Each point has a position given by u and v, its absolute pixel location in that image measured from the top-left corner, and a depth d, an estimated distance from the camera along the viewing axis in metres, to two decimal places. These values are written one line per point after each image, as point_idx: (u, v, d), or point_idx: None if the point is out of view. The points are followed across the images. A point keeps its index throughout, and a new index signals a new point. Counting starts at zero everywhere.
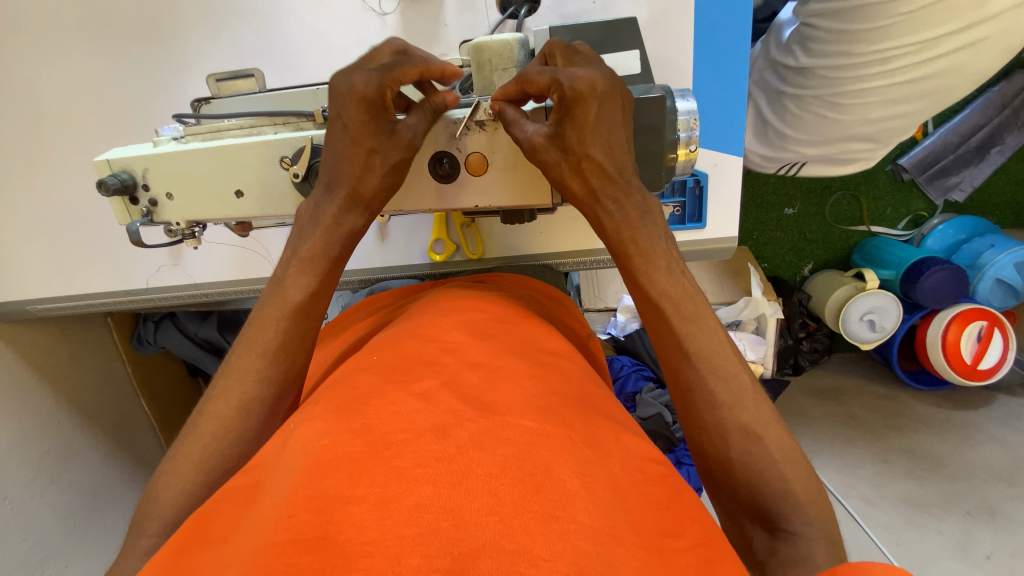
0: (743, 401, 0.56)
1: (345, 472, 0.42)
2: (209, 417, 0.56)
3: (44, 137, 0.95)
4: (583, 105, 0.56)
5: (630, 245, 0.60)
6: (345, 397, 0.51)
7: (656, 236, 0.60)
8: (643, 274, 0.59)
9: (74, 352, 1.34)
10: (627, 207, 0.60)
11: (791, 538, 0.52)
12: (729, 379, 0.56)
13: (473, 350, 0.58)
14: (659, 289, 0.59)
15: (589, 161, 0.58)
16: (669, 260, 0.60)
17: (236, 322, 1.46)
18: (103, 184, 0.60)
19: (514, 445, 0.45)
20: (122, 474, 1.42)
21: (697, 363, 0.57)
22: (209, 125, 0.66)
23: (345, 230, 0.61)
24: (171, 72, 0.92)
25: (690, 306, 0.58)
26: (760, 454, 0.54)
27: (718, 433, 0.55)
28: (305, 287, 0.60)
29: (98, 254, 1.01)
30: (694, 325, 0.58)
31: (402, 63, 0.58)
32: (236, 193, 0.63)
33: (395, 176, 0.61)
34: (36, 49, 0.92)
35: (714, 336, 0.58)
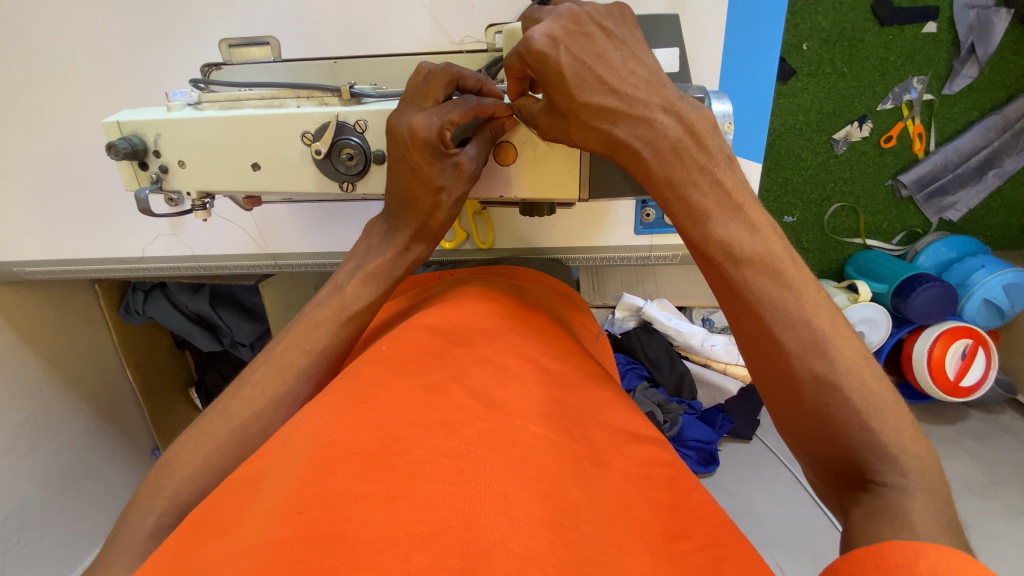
0: (824, 346, 0.48)
1: (355, 466, 0.41)
2: (244, 401, 0.56)
3: (43, 94, 0.91)
4: (546, 63, 0.49)
5: (665, 187, 0.52)
6: (351, 392, 0.50)
7: (699, 165, 0.51)
8: (686, 221, 0.52)
9: (60, 317, 1.30)
10: (658, 141, 0.51)
11: (879, 490, 0.45)
12: (798, 326, 0.48)
13: (485, 346, 0.57)
14: (714, 235, 0.50)
15: (588, 112, 0.51)
16: (729, 200, 0.50)
17: (229, 296, 1.45)
18: (113, 147, 0.58)
19: (522, 449, 0.44)
20: (103, 444, 1.39)
21: (763, 310, 0.49)
22: (227, 92, 0.63)
23: (410, 258, 0.63)
24: (181, 33, 0.88)
25: (746, 249, 0.49)
26: (835, 404, 0.47)
27: (787, 380, 0.49)
28: (364, 298, 0.61)
29: (94, 219, 0.98)
30: (755, 270, 0.49)
31: (451, 106, 0.55)
32: (253, 166, 0.61)
33: (459, 205, 0.61)
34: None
35: (785, 288, 0.49)
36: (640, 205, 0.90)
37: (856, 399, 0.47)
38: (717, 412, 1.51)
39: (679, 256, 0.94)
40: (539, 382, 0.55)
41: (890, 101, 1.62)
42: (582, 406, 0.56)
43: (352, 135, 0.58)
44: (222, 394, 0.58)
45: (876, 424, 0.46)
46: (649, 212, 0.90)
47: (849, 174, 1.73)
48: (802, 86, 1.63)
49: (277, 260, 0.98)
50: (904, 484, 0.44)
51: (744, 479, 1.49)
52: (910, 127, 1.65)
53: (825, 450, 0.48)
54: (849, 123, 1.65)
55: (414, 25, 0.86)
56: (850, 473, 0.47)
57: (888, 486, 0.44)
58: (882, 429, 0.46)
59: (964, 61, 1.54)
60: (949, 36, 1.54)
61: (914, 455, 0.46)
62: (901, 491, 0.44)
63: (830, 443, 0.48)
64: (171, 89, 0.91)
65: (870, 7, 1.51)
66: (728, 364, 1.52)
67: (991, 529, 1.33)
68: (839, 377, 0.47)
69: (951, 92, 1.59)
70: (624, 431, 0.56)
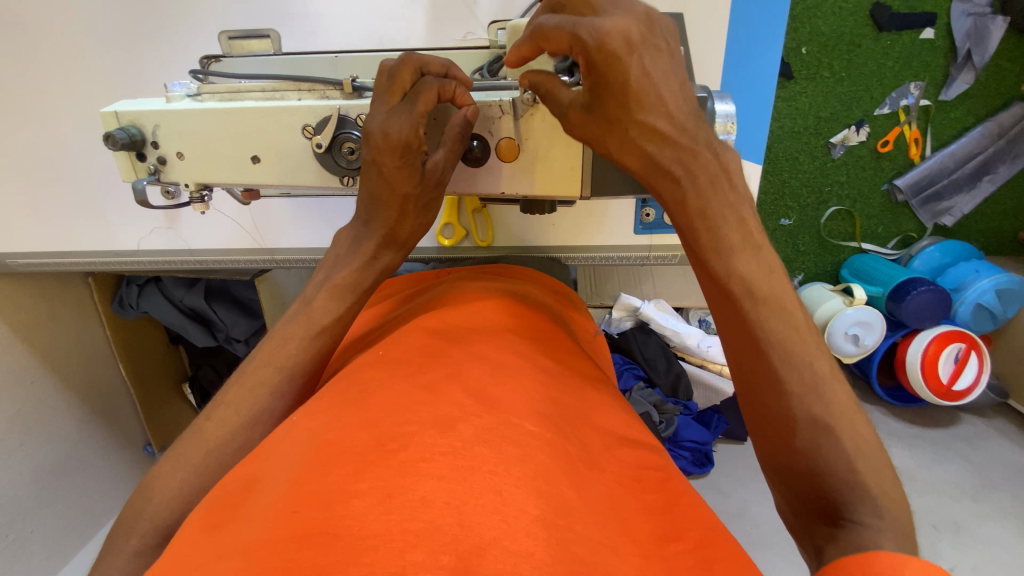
0: (822, 388, 0.48)
1: (349, 464, 0.40)
2: (217, 421, 0.55)
3: (38, 83, 0.90)
4: (616, 68, 0.48)
5: (698, 219, 0.51)
6: (348, 390, 0.50)
7: (729, 201, 0.51)
8: (712, 251, 0.51)
9: (52, 310, 1.28)
10: (696, 171, 0.51)
11: (854, 527, 0.43)
12: (801, 366, 0.48)
13: (481, 345, 0.57)
14: (735, 269, 0.50)
15: (639, 129, 0.50)
16: (750, 238, 0.51)
17: (224, 292, 1.44)
18: (111, 137, 0.57)
19: (518, 448, 0.44)
20: (94, 439, 1.38)
21: (771, 350, 0.49)
22: (227, 84, 0.62)
23: (380, 267, 0.64)
24: (180, 24, 0.87)
25: (762, 287, 0.50)
26: (826, 445, 0.46)
27: (783, 420, 0.48)
28: (333, 311, 0.60)
29: (89, 211, 0.97)
30: (769, 309, 0.49)
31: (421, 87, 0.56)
32: (252, 159, 0.60)
33: (427, 211, 0.63)
34: None
35: (792, 328, 0.49)
36: (639, 205, 0.90)
37: (845, 440, 0.46)
38: (714, 414, 1.53)
39: (677, 257, 0.94)
40: (536, 382, 0.55)
41: (887, 106, 1.63)
42: (579, 406, 0.56)
43: (354, 129, 0.58)
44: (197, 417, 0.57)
45: (861, 465, 0.45)
46: (649, 212, 0.90)
47: (845, 178, 1.74)
48: (800, 90, 1.64)
49: (272, 255, 0.98)
50: (880, 525, 0.42)
51: (738, 480, 1.49)
52: (906, 132, 1.66)
53: (803, 485, 0.47)
54: (847, 127, 1.66)
55: (415, 21, 0.86)
56: (826, 509, 0.45)
57: (863, 525, 0.42)
58: (865, 469, 0.45)
59: (961, 67, 1.56)
60: (946, 43, 1.55)
61: (894, 497, 0.45)
62: (877, 528, 0.42)
63: (808, 478, 0.46)
64: (169, 81, 0.90)
65: (869, 12, 1.52)
66: (724, 365, 1.52)
67: (982, 532, 1.33)
68: (833, 419, 0.47)
69: (948, 98, 1.60)
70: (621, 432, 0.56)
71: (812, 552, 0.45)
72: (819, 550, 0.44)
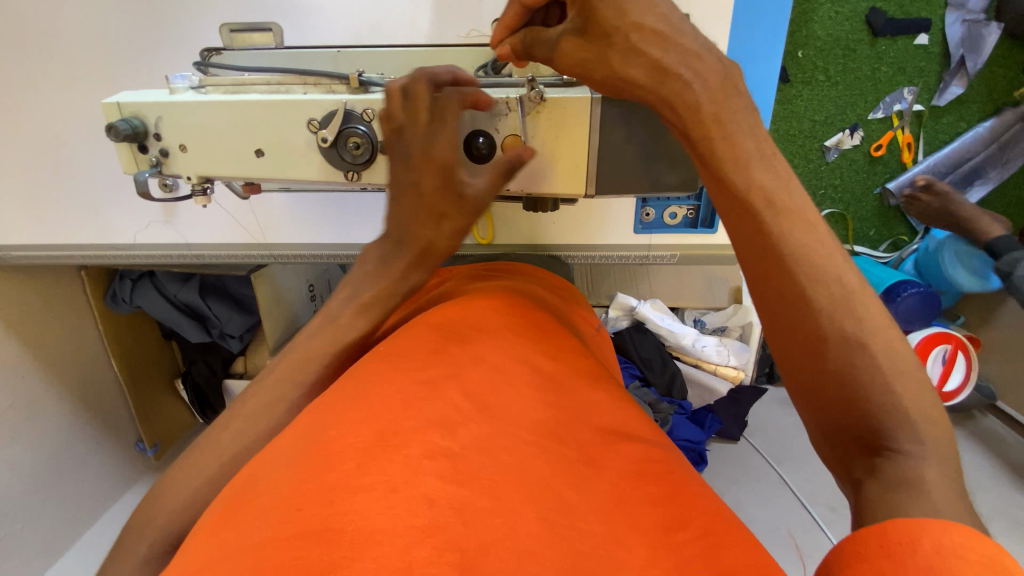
0: (854, 301, 0.44)
1: (353, 460, 0.40)
2: (205, 448, 0.53)
3: (36, 73, 0.89)
4: None
5: (712, 125, 0.48)
6: (352, 386, 0.50)
7: (740, 110, 0.48)
8: (728, 164, 0.48)
9: (44, 304, 1.27)
10: (706, 75, 0.48)
11: (893, 456, 0.40)
12: (828, 279, 0.44)
13: (483, 342, 0.57)
14: (754, 182, 0.47)
15: (639, 35, 0.49)
16: (761, 150, 0.48)
17: (219, 287, 1.43)
18: (113, 128, 0.57)
19: (512, 456, 0.44)
20: (86, 435, 1.36)
21: (795, 262, 0.45)
22: (232, 77, 0.62)
23: (410, 284, 0.60)
24: (181, 14, 0.86)
25: (783, 195, 0.47)
26: (861, 362, 0.42)
27: (814, 335, 0.44)
28: (361, 329, 0.57)
29: (84, 203, 0.95)
30: (790, 219, 0.46)
31: (421, 71, 0.57)
32: (256, 152, 0.60)
33: (473, 211, 0.59)
34: None
35: (818, 239, 0.46)
36: (639, 204, 0.90)
37: (881, 358, 0.42)
38: (706, 412, 1.51)
39: (676, 256, 0.95)
40: (539, 380, 0.55)
41: (881, 110, 1.65)
42: (581, 398, 0.56)
43: (360, 124, 0.58)
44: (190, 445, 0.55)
45: (898, 385, 0.42)
46: (648, 211, 0.91)
47: (839, 180, 1.76)
48: (796, 93, 1.65)
49: (269, 250, 0.97)
50: (919, 451, 0.40)
51: (731, 479, 1.51)
52: (900, 136, 1.67)
53: (843, 412, 0.43)
54: (841, 131, 1.68)
55: (420, 17, 0.86)
56: (862, 441, 0.42)
57: (903, 454, 0.40)
58: (904, 393, 0.42)
59: (954, 73, 1.58)
60: (940, 49, 1.57)
61: (933, 420, 0.41)
62: (917, 459, 0.39)
63: (845, 404, 0.43)
64: (168, 74, 0.89)
65: (866, 17, 1.54)
66: (718, 365, 1.54)
67: None
68: (867, 335, 0.43)
69: (940, 104, 1.62)
70: (625, 430, 0.56)
71: (851, 489, 0.43)
72: (858, 484, 0.41)
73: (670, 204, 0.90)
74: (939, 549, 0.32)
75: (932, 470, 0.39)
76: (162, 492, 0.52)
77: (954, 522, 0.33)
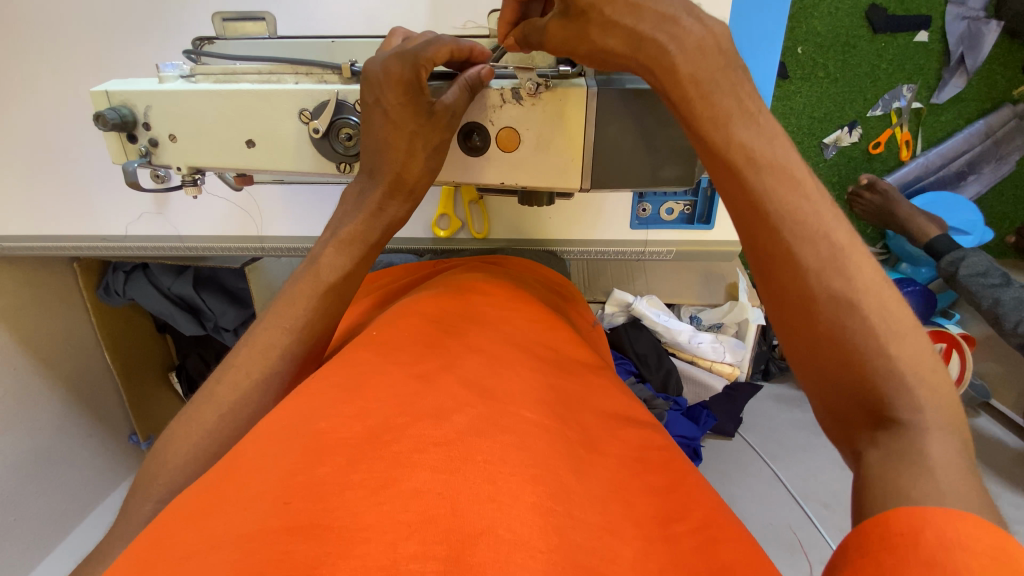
0: (844, 262, 0.43)
1: (344, 458, 0.40)
2: (183, 436, 0.52)
3: (26, 62, 0.88)
4: None
5: (689, 87, 0.49)
6: (344, 376, 0.49)
7: (722, 71, 0.49)
8: (707, 124, 0.48)
9: (36, 295, 1.25)
10: (684, 38, 0.49)
11: (894, 428, 0.40)
12: (817, 239, 0.44)
13: (477, 335, 0.57)
14: (733, 140, 0.47)
15: (612, 7, 0.49)
16: (746, 108, 0.48)
17: (213, 280, 1.42)
18: (101, 116, 0.55)
19: (514, 435, 0.43)
20: (78, 427, 1.35)
21: (781, 220, 0.45)
22: (222, 66, 0.61)
23: (387, 218, 0.60)
24: (175, 3, 0.85)
25: (766, 154, 0.47)
26: (852, 324, 0.42)
27: (804, 299, 0.44)
28: (339, 268, 0.58)
29: (76, 193, 0.94)
30: (775, 177, 0.46)
31: (432, 43, 0.53)
32: (247, 142, 0.59)
33: (436, 157, 0.58)
34: None
35: (804, 195, 0.46)
36: (636, 199, 0.90)
37: (874, 320, 0.42)
38: (702, 409, 1.51)
39: (673, 252, 0.94)
40: (534, 371, 0.54)
41: (880, 108, 1.65)
42: (574, 390, 0.56)
43: (352, 115, 0.57)
44: (166, 430, 0.54)
45: (894, 348, 0.41)
46: (645, 207, 0.90)
47: (836, 178, 1.76)
48: (796, 89, 1.64)
49: (262, 242, 0.96)
50: (921, 421, 0.39)
51: (725, 476, 1.51)
52: (898, 134, 1.67)
53: (838, 377, 0.42)
54: (840, 128, 1.68)
55: (416, 7, 0.84)
56: (860, 411, 0.42)
57: (905, 424, 0.39)
58: (901, 355, 0.41)
59: (953, 71, 1.57)
60: (940, 46, 1.57)
61: (932, 386, 0.41)
62: (918, 442, 0.39)
63: (839, 373, 0.42)
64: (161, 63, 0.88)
65: (866, 14, 1.53)
66: (714, 361, 1.53)
67: None
68: (857, 294, 0.42)
69: (939, 101, 1.62)
70: (617, 422, 0.56)
71: (850, 458, 0.43)
72: (858, 455, 0.41)
73: (666, 200, 0.90)
74: (943, 540, 0.31)
75: (934, 443, 0.38)
76: (147, 485, 0.51)
77: (960, 512, 0.33)
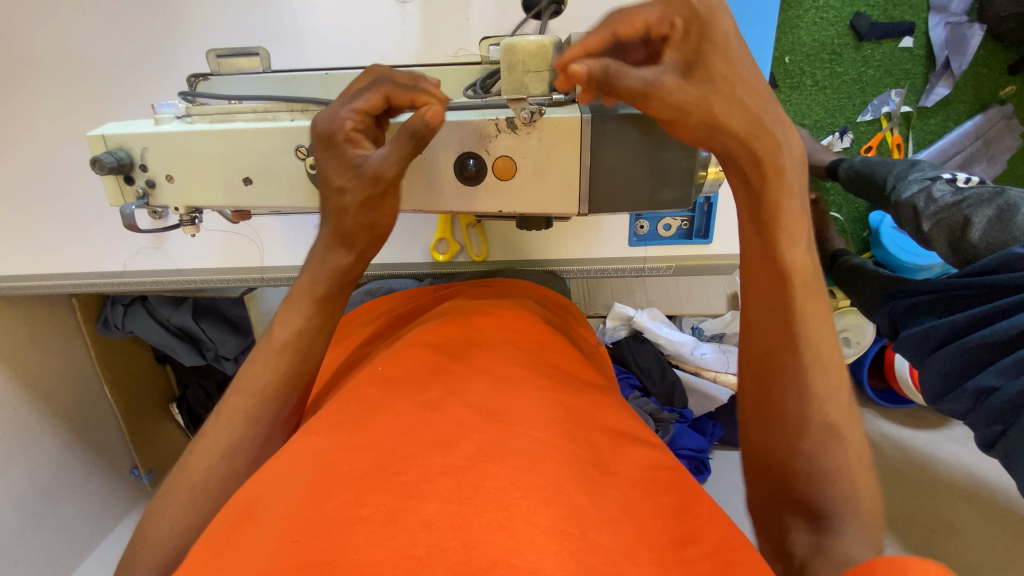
0: (835, 400, 0.50)
1: (350, 491, 0.39)
2: (194, 463, 0.53)
3: (24, 106, 0.88)
4: (716, 23, 0.44)
5: (775, 190, 0.48)
6: (348, 409, 0.49)
7: (797, 179, 0.49)
8: (773, 227, 0.49)
9: (35, 332, 1.25)
10: (711, 94, 0.46)
11: (827, 532, 0.48)
12: (827, 374, 0.50)
13: (482, 357, 0.57)
14: (791, 262, 0.49)
15: (741, 84, 0.46)
16: (807, 231, 0.50)
17: (212, 309, 1.42)
18: (98, 162, 0.55)
19: (524, 457, 0.42)
20: (80, 463, 1.34)
21: (804, 346, 0.50)
22: (218, 105, 0.61)
23: (331, 268, 0.60)
24: (169, 44, 0.86)
25: (806, 280, 0.50)
26: (822, 447, 0.50)
27: (795, 412, 0.50)
28: (304, 312, 0.59)
29: (74, 232, 0.94)
30: (812, 306, 0.50)
31: (364, 93, 0.54)
32: (244, 180, 0.59)
33: (371, 210, 0.56)
34: (18, 8, 0.85)
35: (826, 335, 0.50)
36: (634, 217, 0.90)
37: (841, 454, 0.50)
38: (707, 420, 1.52)
39: (673, 269, 0.94)
40: (541, 390, 0.54)
41: (869, 114, 1.66)
42: (581, 407, 0.55)
43: None
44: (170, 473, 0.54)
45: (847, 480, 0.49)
46: (643, 224, 0.91)
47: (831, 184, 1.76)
48: (784, 98, 1.66)
49: (262, 273, 0.96)
50: (846, 529, 0.47)
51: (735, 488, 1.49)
52: (889, 137, 1.68)
53: (790, 478, 0.51)
54: (831, 134, 1.69)
55: (409, 35, 0.85)
56: (803, 508, 0.50)
57: (833, 529, 0.47)
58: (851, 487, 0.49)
59: (940, 75, 1.59)
60: (925, 51, 1.59)
61: (867, 513, 0.49)
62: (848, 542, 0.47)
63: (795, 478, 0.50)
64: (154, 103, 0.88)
65: (850, 22, 1.55)
66: (718, 372, 1.50)
67: None
68: (840, 432, 0.50)
69: (927, 105, 1.63)
70: (623, 439, 0.55)
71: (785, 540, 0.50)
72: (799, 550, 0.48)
73: (663, 216, 0.91)
74: None
75: (856, 547, 0.46)
76: (153, 535, 0.50)
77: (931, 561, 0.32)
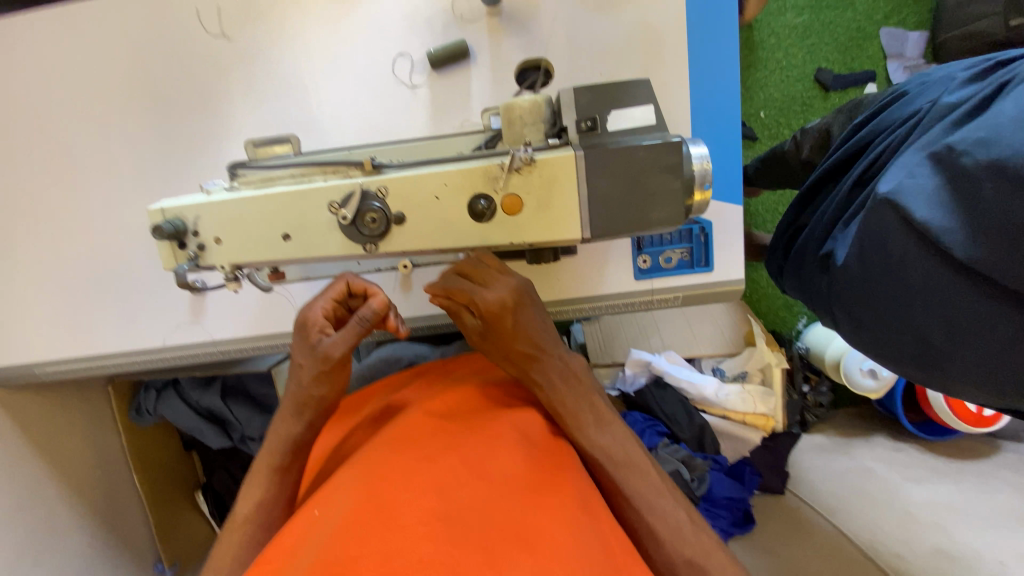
0: (683, 533, 0.65)
1: (361, 536, 0.52)
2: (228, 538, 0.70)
3: (79, 203, 0.98)
4: (523, 311, 0.70)
5: (566, 406, 0.70)
6: (366, 467, 0.60)
7: (586, 395, 0.72)
8: (576, 424, 0.69)
9: (72, 421, 1.29)
10: (508, 340, 0.69)
11: None
12: (666, 514, 0.66)
13: (483, 420, 0.66)
14: (597, 443, 0.69)
15: (529, 340, 0.70)
16: (604, 418, 0.71)
17: (238, 389, 1.45)
18: (158, 230, 0.64)
19: (499, 507, 0.56)
20: (109, 555, 1.32)
21: (634, 499, 0.67)
22: (261, 176, 0.71)
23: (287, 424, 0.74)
24: (199, 138, 0.94)
25: (619, 457, 0.69)
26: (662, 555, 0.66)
27: (646, 529, 0.67)
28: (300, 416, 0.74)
29: (119, 313, 1.02)
30: (633, 473, 0.68)
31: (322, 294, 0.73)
32: (284, 236, 0.66)
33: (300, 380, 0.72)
34: (74, 120, 0.96)
35: (653, 488, 0.68)
36: (635, 252, 0.96)
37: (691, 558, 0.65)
38: (745, 465, 1.46)
39: (680, 299, 0.98)
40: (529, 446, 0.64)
41: None
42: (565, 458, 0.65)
43: (375, 201, 0.64)
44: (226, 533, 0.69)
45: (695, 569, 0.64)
46: (645, 258, 0.96)
47: None
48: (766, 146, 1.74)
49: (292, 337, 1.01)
50: None
51: None
52: None
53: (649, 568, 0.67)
54: None
55: (418, 117, 0.91)
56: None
57: None
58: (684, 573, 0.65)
59: None
60: None
61: None
62: None
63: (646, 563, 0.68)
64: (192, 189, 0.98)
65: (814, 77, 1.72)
66: (746, 414, 1.50)
67: None
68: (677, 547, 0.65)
69: None
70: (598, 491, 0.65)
71: None
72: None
73: (664, 249, 0.95)
74: None
75: None
76: None
77: None
